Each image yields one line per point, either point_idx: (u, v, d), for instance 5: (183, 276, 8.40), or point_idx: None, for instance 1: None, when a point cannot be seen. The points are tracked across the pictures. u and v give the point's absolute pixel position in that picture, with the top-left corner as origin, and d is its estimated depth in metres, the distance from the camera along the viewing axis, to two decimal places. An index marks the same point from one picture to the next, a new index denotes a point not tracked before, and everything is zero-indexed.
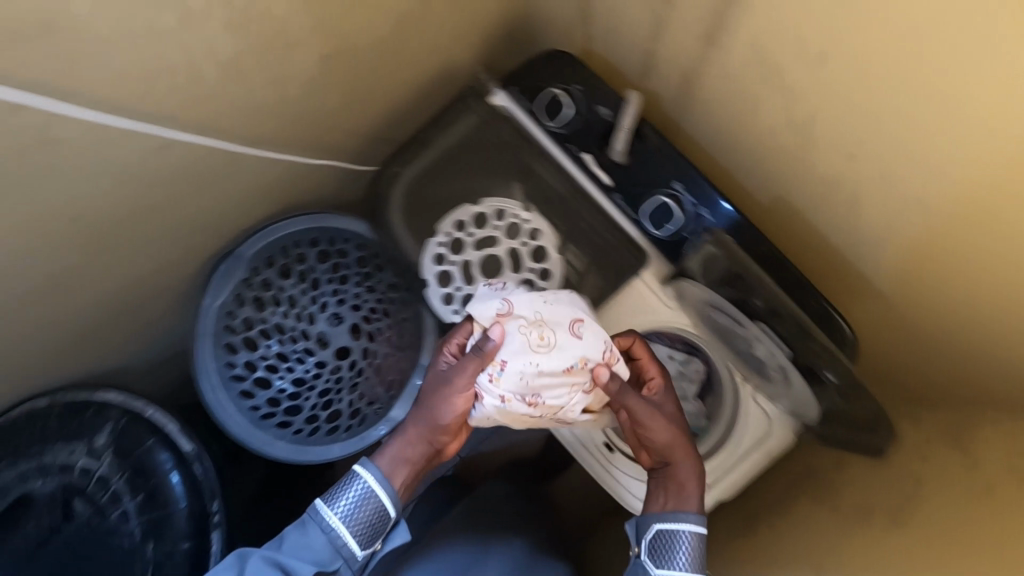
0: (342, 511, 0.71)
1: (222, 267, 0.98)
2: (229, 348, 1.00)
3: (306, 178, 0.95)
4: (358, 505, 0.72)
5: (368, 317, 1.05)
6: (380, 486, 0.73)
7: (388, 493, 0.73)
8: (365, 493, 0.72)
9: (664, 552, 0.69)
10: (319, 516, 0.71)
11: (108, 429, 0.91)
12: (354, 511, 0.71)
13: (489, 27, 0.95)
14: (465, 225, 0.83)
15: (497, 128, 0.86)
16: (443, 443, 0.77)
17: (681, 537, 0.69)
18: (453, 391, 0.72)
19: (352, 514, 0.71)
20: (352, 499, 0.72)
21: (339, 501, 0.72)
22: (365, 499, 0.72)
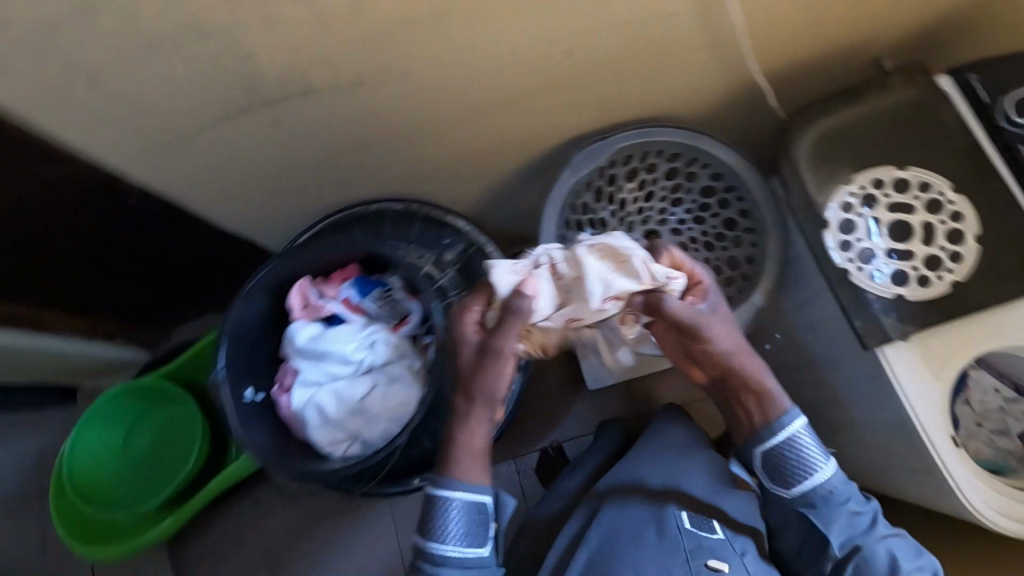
0: (455, 536, 0.78)
1: (594, 147, 1.04)
2: (568, 222, 1.07)
3: (705, 92, 0.99)
4: (457, 525, 0.78)
5: (686, 244, 1.08)
6: (463, 501, 0.79)
7: (463, 505, 0.79)
8: (457, 514, 0.79)
9: (799, 462, 0.82)
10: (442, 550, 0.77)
11: (457, 249, 1.00)
12: (463, 536, 0.78)
13: (936, 23, 0.97)
14: (881, 185, 0.84)
15: (936, 108, 0.87)
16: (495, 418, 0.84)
17: (799, 440, 0.82)
18: (463, 322, 0.79)
19: (456, 531, 0.78)
20: (454, 526, 0.78)
21: (449, 530, 0.78)
22: (450, 526, 0.78)
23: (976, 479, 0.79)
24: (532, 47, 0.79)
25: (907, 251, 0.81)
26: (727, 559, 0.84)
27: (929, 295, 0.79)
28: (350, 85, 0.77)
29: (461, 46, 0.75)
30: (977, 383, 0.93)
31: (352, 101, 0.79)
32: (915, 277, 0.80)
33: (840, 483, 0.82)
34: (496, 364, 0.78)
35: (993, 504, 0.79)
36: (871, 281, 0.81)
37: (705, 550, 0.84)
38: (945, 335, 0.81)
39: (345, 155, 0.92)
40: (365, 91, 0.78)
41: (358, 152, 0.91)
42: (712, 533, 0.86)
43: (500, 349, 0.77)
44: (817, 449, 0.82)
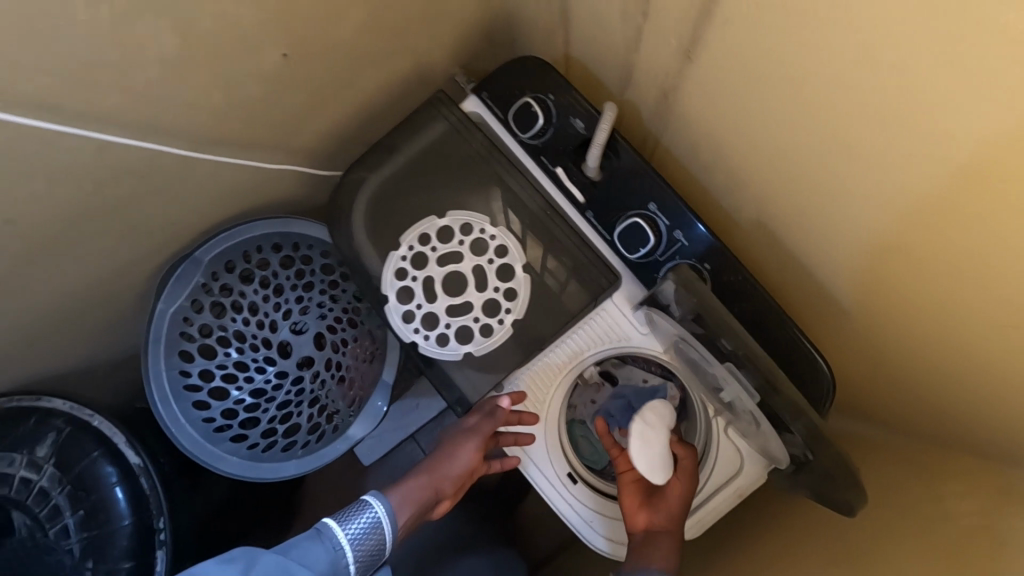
0: (351, 534, 0.74)
1: (178, 271, 0.92)
2: (183, 356, 0.95)
3: (265, 182, 0.91)
4: (363, 532, 0.75)
5: (333, 327, 1.01)
6: (387, 517, 0.77)
7: (389, 529, 0.77)
8: (371, 522, 0.76)
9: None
10: (330, 533, 0.72)
11: (50, 439, 0.86)
12: (363, 536, 0.74)
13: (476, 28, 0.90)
14: (427, 239, 0.78)
15: (467, 135, 0.81)
16: (443, 497, 0.87)
17: None
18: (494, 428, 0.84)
19: (359, 538, 0.74)
20: (360, 526, 0.75)
21: (350, 523, 0.74)
22: (371, 530, 0.75)
23: (579, 506, 0.78)
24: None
25: (465, 303, 0.76)
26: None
27: (497, 343, 0.75)
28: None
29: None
30: (629, 379, 0.90)
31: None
32: (478, 329, 0.75)
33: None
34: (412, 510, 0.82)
35: (599, 528, 0.77)
36: (439, 348, 0.76)
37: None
38: (516, 383, 0.79)
39: None
40: None
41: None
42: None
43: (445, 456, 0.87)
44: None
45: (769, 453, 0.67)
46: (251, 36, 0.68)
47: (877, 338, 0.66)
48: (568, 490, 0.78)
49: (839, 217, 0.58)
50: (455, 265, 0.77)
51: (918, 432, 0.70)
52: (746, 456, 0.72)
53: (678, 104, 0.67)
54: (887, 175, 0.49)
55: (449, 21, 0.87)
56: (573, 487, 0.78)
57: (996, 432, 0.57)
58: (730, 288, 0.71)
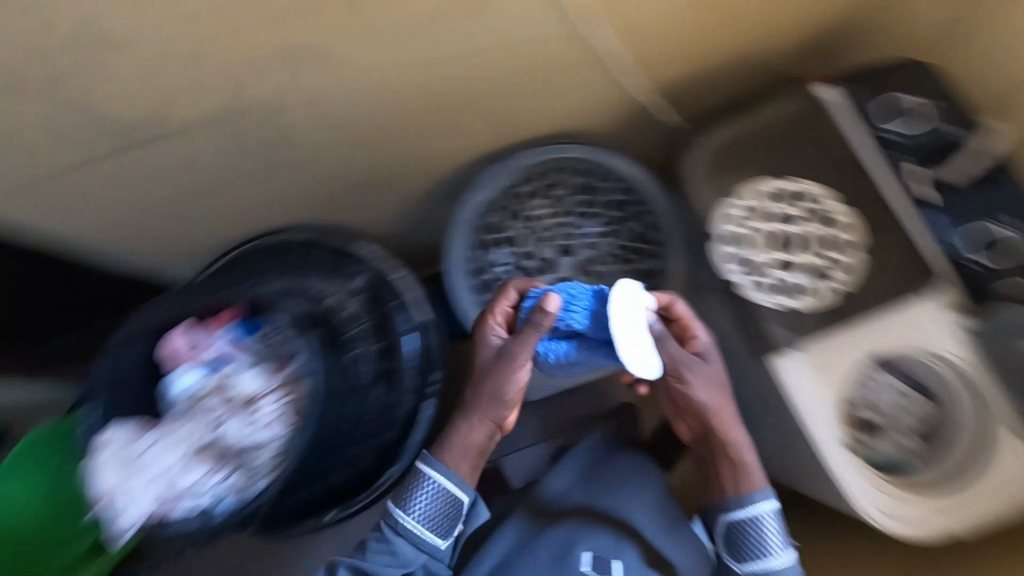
0: (416, 517, 0.79)
1: (496, 168, 1.02)
2: (473, 243, 1.05)
3: (602, 109, 0.98)
4: (428, 504, 0.80)
5: (599, 258, 1.08)
6: (445, 480, 0.81)
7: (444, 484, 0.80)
8: (434, 489, 0.80)
9: (755, 543, 0.80)
10: (402, 527, 0.79)
11: (361, 277, 0.96)
12: (431, 501, 0.80)
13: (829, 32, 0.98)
14: (769, 196, 0.85)
15: (820, 117, 0.88)
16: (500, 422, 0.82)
17: (764, 522, 0.80)
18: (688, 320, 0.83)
19: (425, 519, 0.79)
20: (422, 498, 0.80)
21: (414, 509, 0.79)
22: (438, 493, 0.80)
23: (859, 472, 0.79)
24: (402, 69, 0.78)
25: (790, 263, 0.83)
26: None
27: (814, 304, 0.83)
28: (228, 114, 0.76)
29: (326, 69, 0.74)
30: (880, 384, 0.94)
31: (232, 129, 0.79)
32: (795, 290, 0.83)
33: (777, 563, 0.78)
34: (486, 431, 0.82)
35: (876, 498, 0.78)
36: (761, 293, 0.82)
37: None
38: (827, 344, 0.80)
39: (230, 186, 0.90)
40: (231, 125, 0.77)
41: (252, 178, 0.90)
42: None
43: (493, 386, 0.80)
44: (778, 538, 0.80)
45: None
46: None
47: None
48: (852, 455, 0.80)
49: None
50: (787, 228, 0.84)
51: None
52: None
53: None
54: None
55: None
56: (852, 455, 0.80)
57: None
58: None
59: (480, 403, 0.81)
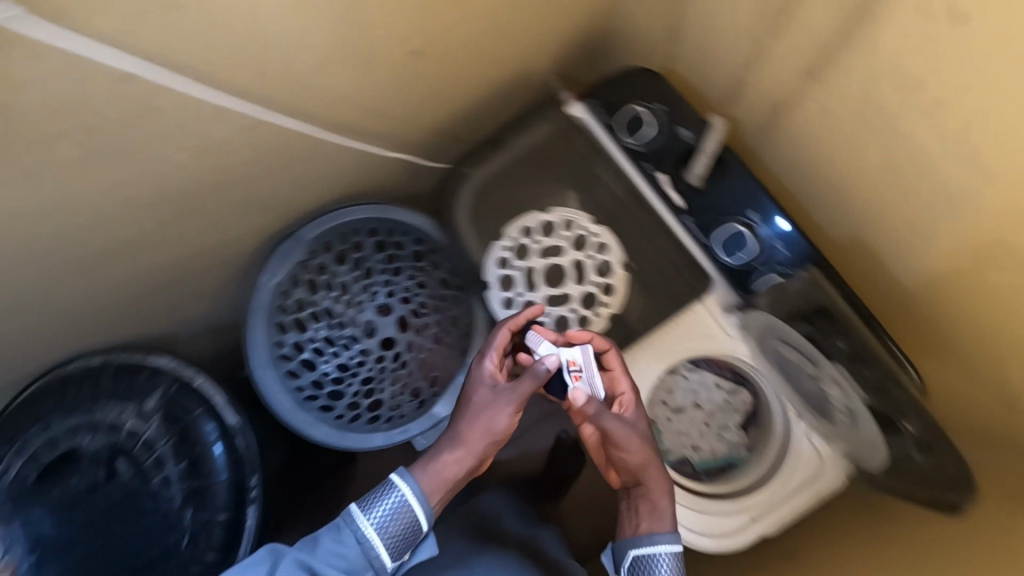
0: (376, 522, 0.68)
1: (286, 246, 0.99)
2: (280, 326, 1.01)
3: (379, 166, 0.96)
4: (390, 519, 0.68)
5: (416, 312, 1.06)
6: (416, 500, 0.69)
7: (424, 505, 0.69)
8: (399, 504, 0.68)
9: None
10: (353, 522, 0.67)
11: (159, 393, 0.93)
12: (390, 520, 0.68)
13: (583, 43, 0.98)
14: (532, 232, 0.83)
15: (571, 137, 0.87)
16: None
17: (660, 562, 0.66)
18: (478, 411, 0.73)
19: (386, 526, 0.68)
20: (387, 512, 0.68)
21: (376, 510, 0.68)
22: (399, 511, 0.68)
23: (665, 495, 0.77)
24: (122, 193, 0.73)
25: (564, 294, 0.80)
26: None
27: (592, 334, 0.79)
28: None
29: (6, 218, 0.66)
30: (701, 383, 0.95)
31: None
32: (575, 319, 0.80)
33: None
34: None
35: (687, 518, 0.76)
36: (536, 335, 0.80)
37: None
38: None
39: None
40: None
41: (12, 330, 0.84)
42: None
43: None
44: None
45: (851, 454, 0.71)
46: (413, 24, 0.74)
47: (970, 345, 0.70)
48: None
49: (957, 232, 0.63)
50: (553, 259, 0.82)
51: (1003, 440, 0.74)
52: (827, 459, 0.75)
53: (796, 125, 0.73)
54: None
55: (562, 34, 0.94)
56: None
57: None
58: None
59: None
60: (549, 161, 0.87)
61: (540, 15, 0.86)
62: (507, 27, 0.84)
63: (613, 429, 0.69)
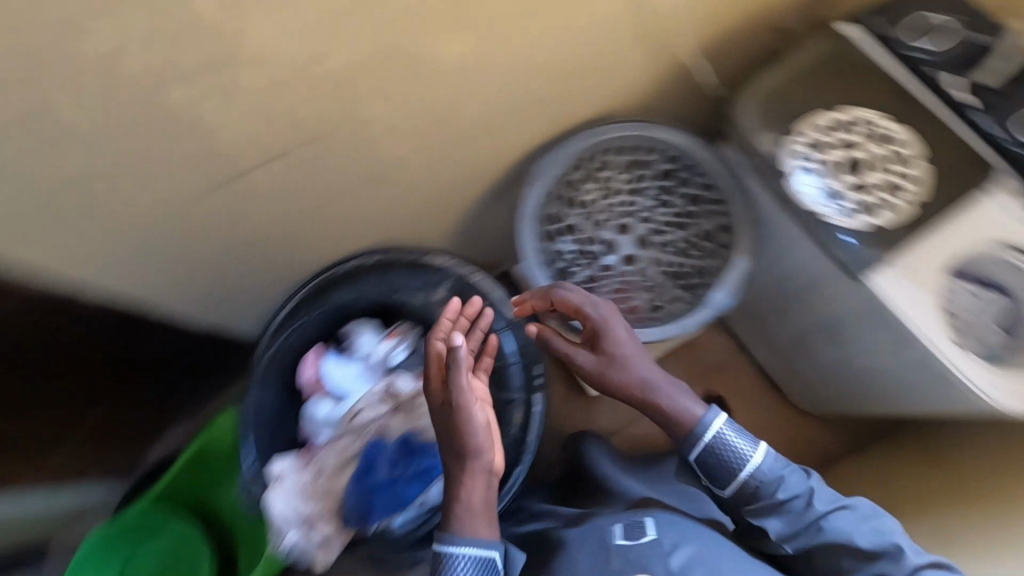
0: (466, 574, 0.73)
1: (553, 157, 1.05)
2: (541, 236, 1.07)
3: (647, 84, 1.04)
4: (473, 568, 0.74)
5: (656, 231, 1.12)
6: (475, 547, 0.74)
7: (480, 541, 0.74)
8: (470, 562, 0.73)
9: (727, 453, 0.81)
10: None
11: (447, 284, 0.99)
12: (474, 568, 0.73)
13: None
14: (823, 129, 0.91)
15: (851, 53, 0.95)
16: (493, 472, 0.78)
17: (723, 434, 0.82)
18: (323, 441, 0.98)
19: (473, 574, 0.73)
20: (468, 565, 0.73)
21: (461, 569, 0.73)
22: (479, 565, 0.74)
23: (972, 365, 0.83)
24: (485, 63, 0.80)
25: (861, 183, 0.88)
26: (650, 566, 0.74)
27: (899, 217, 0.85)
28: (316, 126, 0.75)
29: (403, 64, 0.72)
30: None
31: (319, 147, 0.79)
32: (879, 204, 0.86)
33: (818, 513, 0.80)
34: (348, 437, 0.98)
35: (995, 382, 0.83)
36: (843, 217, 0.86)
37: (630, 565, 0.75)
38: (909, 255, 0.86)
39: (311, 211, 0.90)
40: (327, 143, 0.78)
41: (337, 199, 0.90)
42: (643, 538, 0.79)
43: (457, 381, 0.77)
44: (749, 440, 0.82)
45: None
46: None
47: None
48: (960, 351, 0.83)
49: None
50: (847, 152, 0.90)
51: None
52: None
53: None
54: None
55: None
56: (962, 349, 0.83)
57: None
58: None
59: (458, 445, 0.76)
60: (825, 75, 0.96)
61: None
62: None
63: (591, 361, 0.87)
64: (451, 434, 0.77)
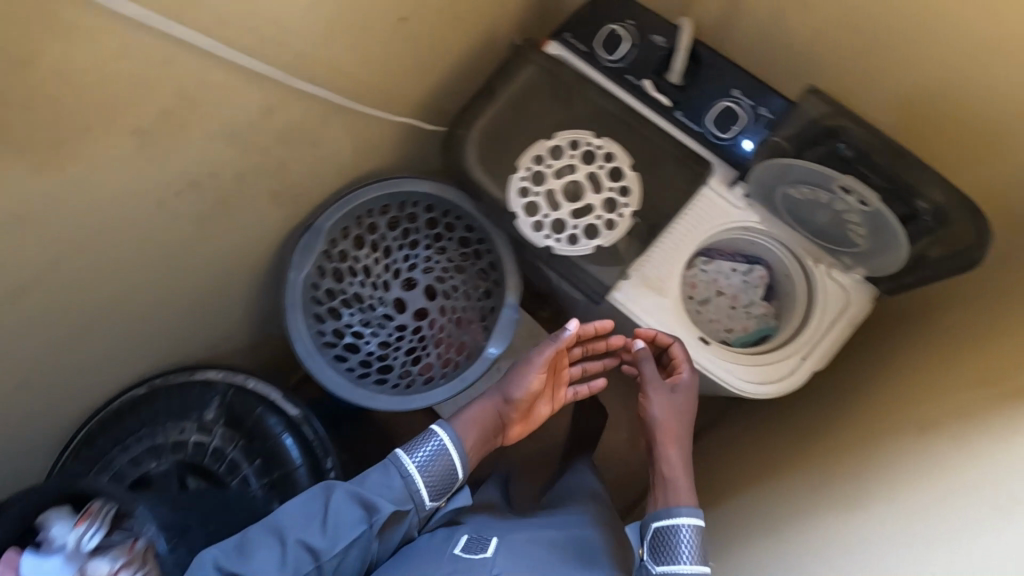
0: (419, 460, 0.79)
1: (306, 239, 1.01)
2: (318, 318, 1.03)
3: (378, 143, 1.01)
4: (431, 457, 0.80)
5: (440, 279, 1.11)
6: (452, 443, 0.82)
7: (460, 451, 0.82)
8: (436, 449, 0.81)
9: (672, 549, 0.71)
10: (400, 461, 0.78)
11: (216, 402, 0.94)
12: (431, 461, 0.80)
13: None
14: (542, 159, 0.90)
15: (555, 72, 0.94)
16: (510, 422, 0.93)
17: (682, 532, 0.71)
18: None
19: (427, 463, 0.80)
20: (427, 452, 0.80)
21: (418, 451, 0.80)
22: (438, 454, 0.80)
23: (719, 362, 0.84)
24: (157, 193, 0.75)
25: (586, 205, 0.87)
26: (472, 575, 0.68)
27: (621, 233, 0.86)
28: None
29: (40, 232, 0.66)
30: (721, 272, 1.02)
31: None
32: (602, 226, 0.87)
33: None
34: None
35: (743, 372, 0.84)
36: (571, 246, 0.86)
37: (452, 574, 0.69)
38: (643, 267, 0.89)
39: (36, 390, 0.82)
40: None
41: (63, 368, 0.83)
42: (483, 553, 0.73)
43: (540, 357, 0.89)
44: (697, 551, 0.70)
45: (874, 266, 0.80)
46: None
47: None
48: (704, 351, 0.85)
49: None
50: (568, 177, 0.88)
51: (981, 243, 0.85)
52: (851, 289, 0.84)
53: None
54: None
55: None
56: (706, 348, 0.85)
57: None
58: None
59: (479, 411, 0.89)
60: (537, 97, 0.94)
61: None
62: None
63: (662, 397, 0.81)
64: (501, 389, 0.91)
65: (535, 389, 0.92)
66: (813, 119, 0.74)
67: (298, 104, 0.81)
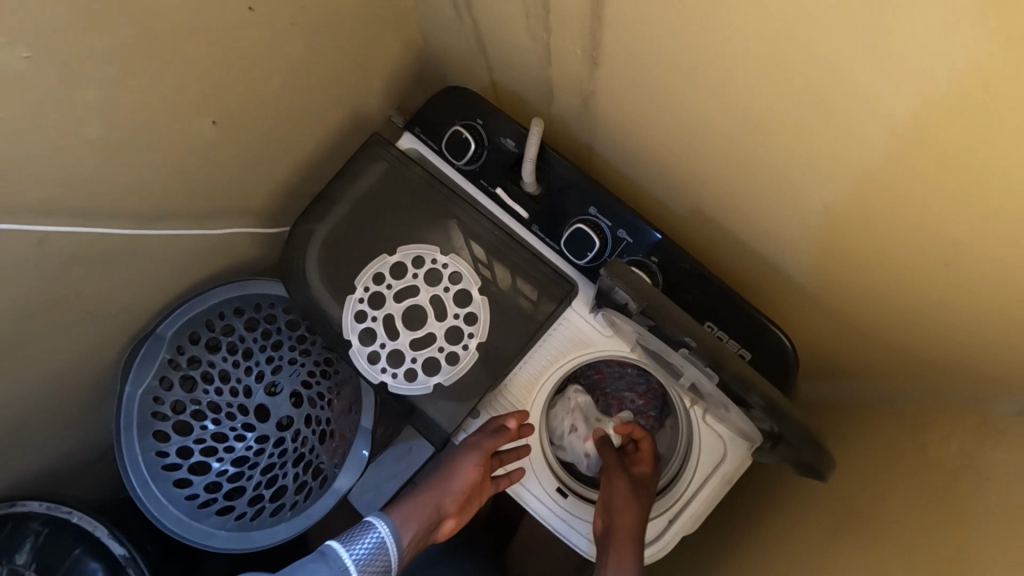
0: (357, 555, 0.65)
1: (142, 350, 0.91)
2: (160, 436, 0.93)
3: (218, 244, 0.90)
4: (371, 551, 0.66)
5: (306, 383, 0.99)
6: (393, 536, 0.68)
7: (398, 546, 0.68)
8: (377, 541, 0.67)
9: None
10: (334, 555, 0.63)
11: (29, 543, 0.83)
12: (369, 558, 0.65)
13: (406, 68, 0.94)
14: (381, 278, 0.79)
15: (402, 171, 0.80)
16: (446, 514, 0.76)
17: None
18: None
19: (366, 560, 0.65)
20: (366, 545, 0.66)
21: (356, 543, 0.66)
22: (377, 549, 0.66)
23: (575, 520, 0.78)
24: None
25: (427, 334, 0.76)
26: None
27: (464, 369, 0.75)
28: None
29: None
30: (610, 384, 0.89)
31: None
32: (444, 359, 0.75)
33: None
34: None
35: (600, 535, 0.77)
36: (409, 383, 0.76)
37: None
38: (496, 405, 0.79)
39: None
40: None
41: None
42: None
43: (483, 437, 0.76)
44: None
45: (746, 430, 0.67)
46: (176, 99, 0.69)
47: (833, 293, 0.66)
48: (560, 506, 0.78)
49: (777, 190, 0.59)
50: (408, 300, 0.77)
51: (886, 380, 0.71)
52: (728, 441, 0.72)
53: (600, 111, 0.70)
54: (822, 136, 0.50)
55: (376, 67, 0.90)
56: (564, 502, 0.79)
57: (958, 359, 0.59)
58: (679, 276, 0.73)
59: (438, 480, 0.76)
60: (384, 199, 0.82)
61: (335, 59, 0.82)
62: (303, 76, 0.80)
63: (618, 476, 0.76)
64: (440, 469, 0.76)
65: (474, 482, 0.76)
66: (640, 293, 0.60)
67: (75, 236, 0.71)
